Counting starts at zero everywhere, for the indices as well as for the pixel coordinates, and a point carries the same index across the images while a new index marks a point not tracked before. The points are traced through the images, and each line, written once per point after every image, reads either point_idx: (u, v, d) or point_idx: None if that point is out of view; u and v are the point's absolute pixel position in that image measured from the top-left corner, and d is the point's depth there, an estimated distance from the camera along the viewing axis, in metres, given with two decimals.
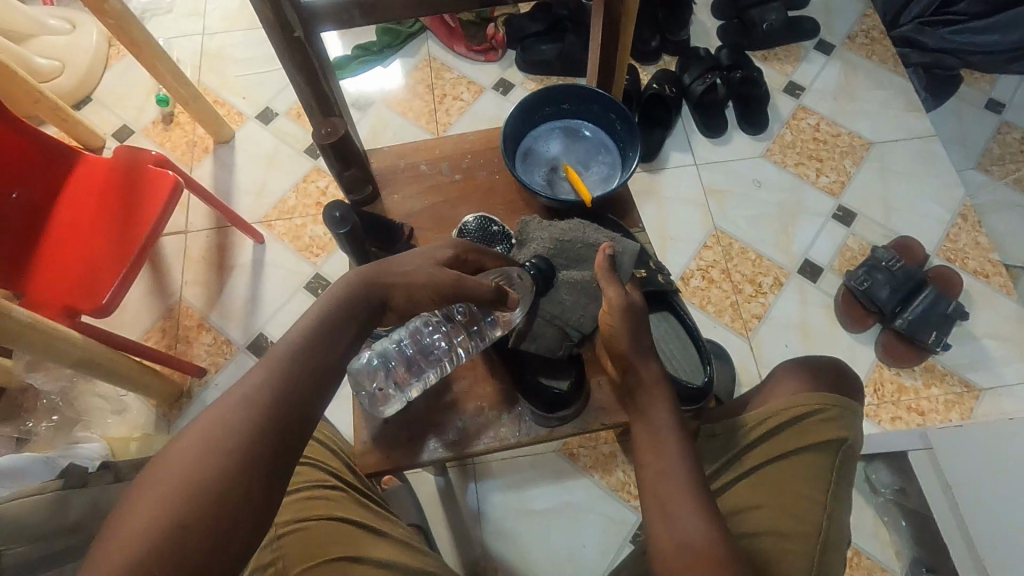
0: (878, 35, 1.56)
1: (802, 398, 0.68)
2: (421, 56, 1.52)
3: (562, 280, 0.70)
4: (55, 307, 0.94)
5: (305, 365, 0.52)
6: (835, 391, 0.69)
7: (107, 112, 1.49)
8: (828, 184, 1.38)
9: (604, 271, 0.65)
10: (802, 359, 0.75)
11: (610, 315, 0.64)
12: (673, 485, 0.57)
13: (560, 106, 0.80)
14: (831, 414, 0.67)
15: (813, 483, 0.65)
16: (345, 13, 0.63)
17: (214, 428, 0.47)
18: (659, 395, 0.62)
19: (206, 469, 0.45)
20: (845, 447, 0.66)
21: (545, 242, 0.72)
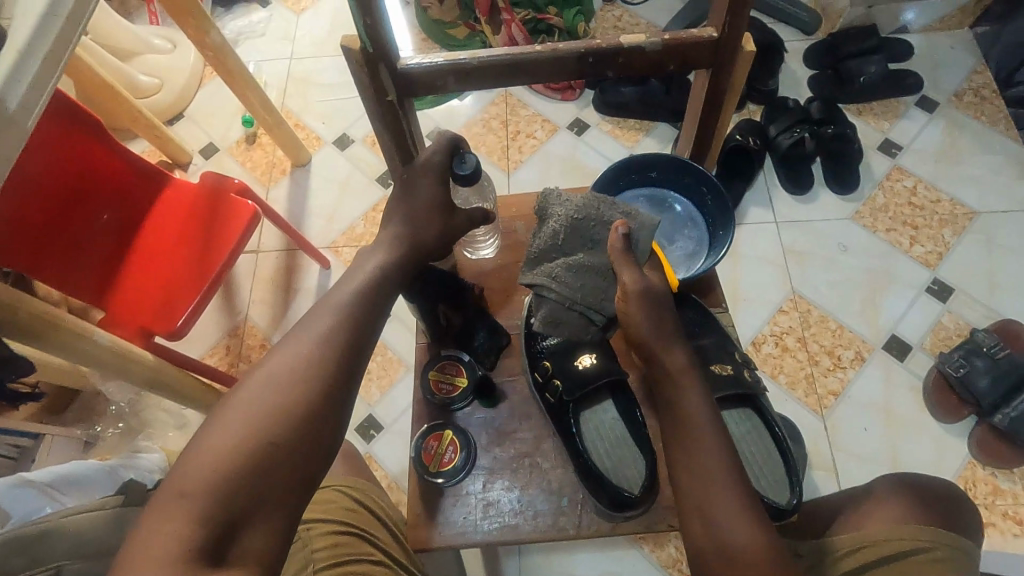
0: (990, 95, 1.44)
1: (911, 530, 0.60)
2: (498, 91, 1.52)
3: (576, 264, 0.62)
4: (133, 328, 0.98)
5: (355, 323, 0.59)
6: (948, 530, 0.62)
7: (196, 129, 1.56)
8: (922, 254, 1.28)
9: (618, 259, 0.60)
10: (907, 481, 0.67)
11: (627, 302, 0.60)
12: (716, 493, 0.55)
13: (647, 174, 0.76)
14: (942, 554, 0.59)
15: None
16: (439, 79, 0.62)
17: (277, 375, 0.54)
18: (688, 384, 0.60)
19: (273, 407, 0.52)
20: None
21: (561, 223, 0.63)
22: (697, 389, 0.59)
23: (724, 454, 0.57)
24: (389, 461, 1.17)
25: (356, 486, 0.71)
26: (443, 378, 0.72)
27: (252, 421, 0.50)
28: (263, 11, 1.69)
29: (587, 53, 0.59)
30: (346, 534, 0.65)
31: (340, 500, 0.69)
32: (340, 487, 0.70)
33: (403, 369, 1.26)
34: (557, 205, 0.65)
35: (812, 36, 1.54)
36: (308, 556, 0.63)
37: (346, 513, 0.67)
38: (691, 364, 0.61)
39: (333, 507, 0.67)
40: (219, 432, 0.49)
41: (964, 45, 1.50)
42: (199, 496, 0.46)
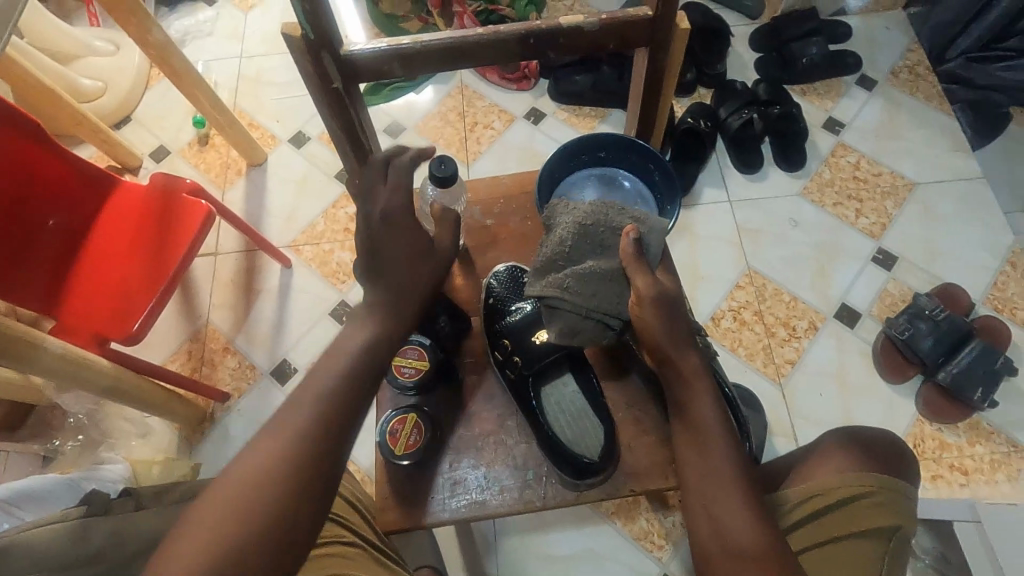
0: (923, 72, 1.51)
1: (855, 479, 0.64)
2: (454, 84, 1.52)
3: (588, 271, 0.64)
4: (87, 335, 0.95)
5: (354, 377, 0.59)
6: (887, 471, 0.66)
7: (145, 132, 1.52)
8: (867, 225, 1.34)
9: (630, 269, 0.63)
10: (849, 430, 0.70)
11: (641, 306, 0.63)
12: (724, 492, 0.59)
13: (596, 154, 0.78)
14: (882, 499, 0.63)
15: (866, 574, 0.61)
16: (384, 65, 0.62)
17: (294, 428, 0.55)
18: (700, 384, 0.64)
19: (290, 461, 0.53)
20: (898, 535, 0.62)
21: (568, 228, 0.66)
22: (707, 393, 0.63)
23: (732, 457, 0.61)
24: (361, 456, 1.17)
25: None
26: (405, 362, 0.73)
27: (269, 476, 0.52)
28: (209, 10, 1.66)
29: (529, 34, 0.60)
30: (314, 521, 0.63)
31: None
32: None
33: None
34: (563, 213, 0.69)
35: (757, 20, 1.58)
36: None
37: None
38: (701, 369, 0.64)
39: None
40: (228, 489, 0.51)
41: (899, 26, 1.57)
42: (195, 560, 0.48)
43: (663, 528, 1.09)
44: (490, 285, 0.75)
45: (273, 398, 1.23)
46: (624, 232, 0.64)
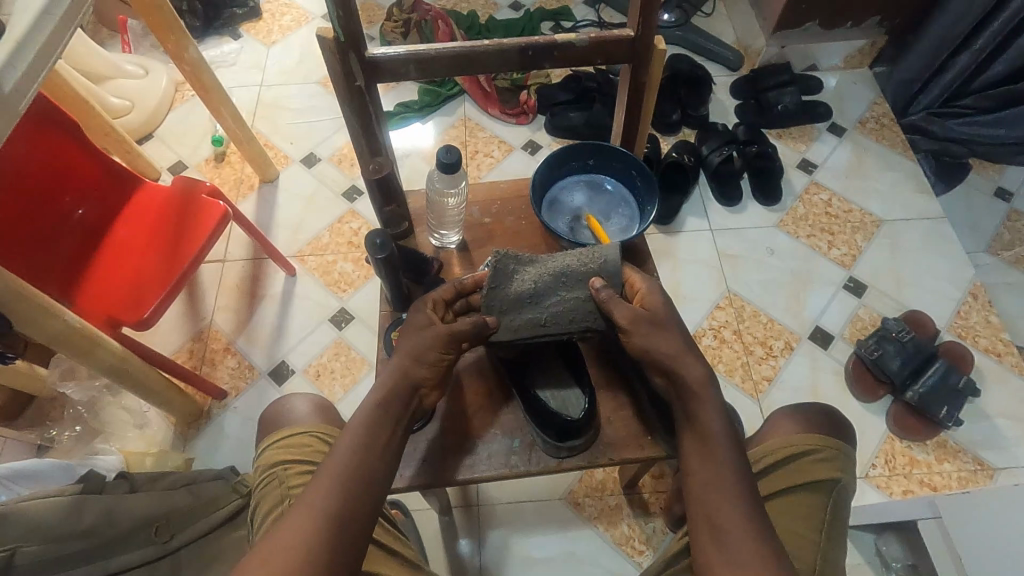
0: (888, 122, 1.65)
1: (799, 437, 0.71)
2: (458, 116, 1.64)
3: (554, 306, 0.72)
4: (101, 317, 1.01)
5: (375, 443, 0.64)
6: (831, 433, 0.72)
7: (165, 148, 1.62)
8: (839, 256, 1.43)
9: (608, 303, 0.70)
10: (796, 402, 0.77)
11: (633, 326, 0.69)
12: (723, 501, 0.63)
13: (585, 162, 0.88)
14: (826, 454, 0.69)
15: (810, 523, 0.66)
16: (403, 68, 0.72)
17: (343, 473, 0.61)
18: (706, 396, 0.68)
19: (346, 504, 0.59)
20: (839, 487, 0.68)
21: (527, 281, 0.72)
22: (715, 408, 0.67)
23: (736, 466, 0.65)
24: None
25: (333, 433, 0.76)
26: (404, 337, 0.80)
27: (327, 515, 0.58)
28: (234, 43, 1.80)
29: (528, 45, 0.71)
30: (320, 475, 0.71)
31: (315, 443, 0.74)
32: (314, 431, 0.75)
33: (367, 368, 1.31)
34: (514, 267, 0.73)
35: (736, 72, 1.74)
36: (284, 492, 0.69)
37: (319, 455, 0.73)
38: (710, 380, 0.68)
39: (309, 450, 0.73)
40: (265, 560, 0.55)
41: (866, 82, 1.73)
42: None
43: (644, 534, 1.11)
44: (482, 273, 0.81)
45: (269, 396, 1.27)
46: (592, 283, 0.71)
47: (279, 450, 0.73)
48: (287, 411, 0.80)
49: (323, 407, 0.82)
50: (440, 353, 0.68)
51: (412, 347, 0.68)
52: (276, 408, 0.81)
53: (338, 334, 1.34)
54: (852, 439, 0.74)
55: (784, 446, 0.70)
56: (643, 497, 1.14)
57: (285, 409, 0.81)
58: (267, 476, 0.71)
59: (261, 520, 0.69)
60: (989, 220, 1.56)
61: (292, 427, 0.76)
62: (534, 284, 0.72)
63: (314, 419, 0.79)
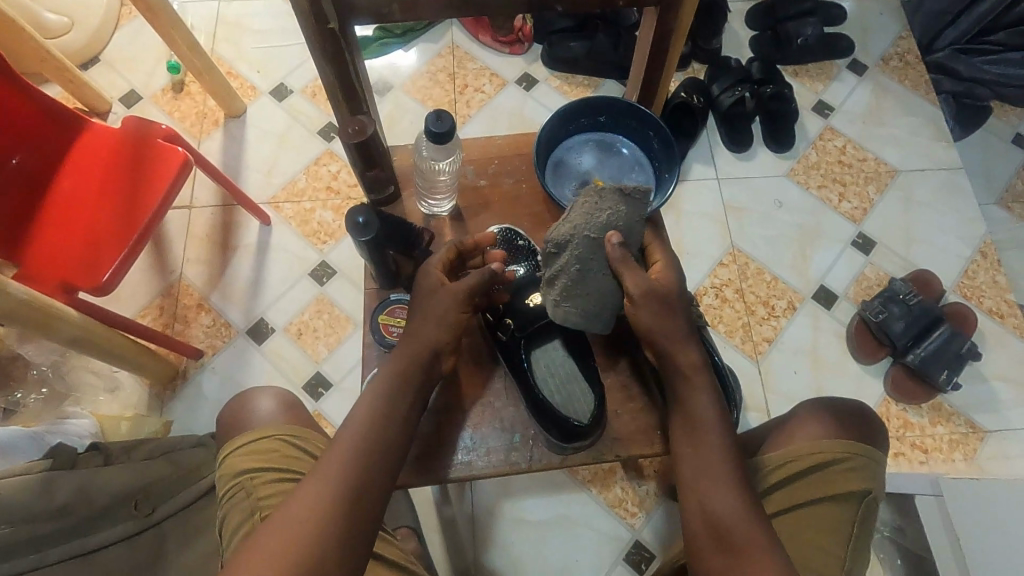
0: (913, 60, 1.53)
1: (829, 443, 0.67)
2: (445, 42, 1.47)
3: (578, 261, 0.66)
4: (52, 282, 0.90)
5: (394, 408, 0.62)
6: (861, 439, 0.69)
7: (114, 75, 1.44)
8: (849, 209, 1.36)
9: (622, 265, 0.65)
10: (825, 399, 0.73)
11: (638, 300, 0.65)
12: (719, 496, 0.60)
13: (596, 118, 0.78)
14: (857, 463, 0.66)
15: (835, 537, 0.63)
16: (384, 8, 0.61)
17: (361, 437, 0.60)
18: (699, 381, 0.65)
19: (356, 470, 0.58)
20: (869, 498, 0.65)
21: (594, 212, 0.67)
22: (707, 398, 0.65)
23: (726, 451, 0.63)
24: (338, 419, 1.16)
25: (298, 433, 0.74)
26: (394, 322, 0.72)
27: (349, 478, 0.57)
28: None
29: None
30: (290, 481, 0.70)
31: (282, 446, 0.73)
32: (281, 434, 0.73)
33: (351, 327, 1.24)
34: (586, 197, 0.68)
35: None
36: (253, 504, 0.69)
37: (288, 458, 0.72)
38: (701, 366, 0.66)
39: (275, 455, 0.72)
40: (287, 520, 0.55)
41: (892, 12, 1.58)
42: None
43: (637, 497, 1.11)
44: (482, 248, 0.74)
45: (248, 356, 1.20)
46: (610, 238, 0.66)
47: (246, 457, 0.72)
48: (253, 411, 0.79)
49: (289, 403, 0.81)
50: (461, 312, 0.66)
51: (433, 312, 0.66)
52: (240, 407, 0.80)
53: (319, 290, 1.26)
54: (884, 442, 0.70)
55: (808, 453, 0.66)
56: (637, 462, 1.13)
57: (251, 408, 0.79)
58: (233, 486, 0.70)
59: (232, 534, 0.68)
60: (1007, 169, 1.48)
61: (258, 431, 0.74)
62: (565, 229, 0.67)
63: (278, 418, 0.78)
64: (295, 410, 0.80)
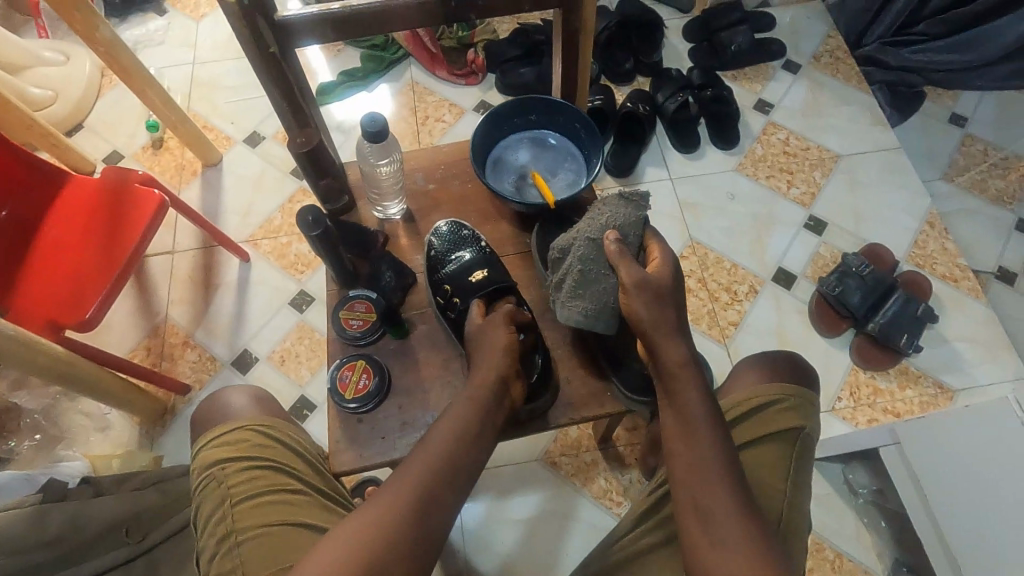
0: (842, 56, 1.63)
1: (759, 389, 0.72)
2: (405, 81, 1.58)
3: (580, 261, 0.73)
4: (40, 322, 0.96)
5: (461, 441, 0.62)
6: (793, 382, 0.74)
7: (97, 139, 1.53)
8: (798, 195, 1.43)
9: (618, 257, 0.71)
10: (762, 353, 0.79)
11: (631, 293, 0.70)
12: (711, 484, 0.62)
13: (525, 117, 0.86)
14: (791, 404, 0.70)
15: (780, 476, 0.68)
16: (321, 30, 0.69)
17: (424, 472, 0.59)
18: (686, 376, 0.68)
19: (414, 512, 0.57)
20: (805, 435, 0.69)
21: (594, 218, 0.75)
22: (698, 396, 0.67)
23: (715, 441, 0.64)
24: (324, 439, 1.19)
25: (268, 423, 0.79)
26: (354, 316, 0.77)
27: (406, 517, 0.56)
28: (160, 19, 1.69)
29: None
30: (260, 468, 0.75)
31: (252, 437, 0.78)
32: (252, 426, 0.78)
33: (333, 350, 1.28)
34: (596, 209, 0.76)
35: (688, 14, 1.69)
36: (225, 492, 0.74)
37: (257, 449, 0.77)
38: (689, 363, 0.68)
39: (246, 445, 0.77)
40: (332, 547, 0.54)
41: (818, 15, 1.70)
42: None
43: (621, 486, 1.13)
44: (431, 243, 0.79)
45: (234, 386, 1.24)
46: (608, 235, 0.72)
47: (219, 447, 0.77)
48: (225, 407, 0.83)
49: (260, 398, 0.85)
50: (506, 333, 0.70)
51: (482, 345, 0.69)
52: (212, 402, 0.84)
53: (299, 317, 1.31)
54: (815, 382, 0.76)
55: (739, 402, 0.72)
56: (618, 451, 1.15)
57: (222, 404, 0.84)
58: (205, 476, 0.75)
59: (206, 522, 0.74)
60: (946, 144, 1.55)
61: (230, 422, 0.79)
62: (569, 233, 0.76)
63: (249, 411, 0.83)
64: (266, 406, 0.84)
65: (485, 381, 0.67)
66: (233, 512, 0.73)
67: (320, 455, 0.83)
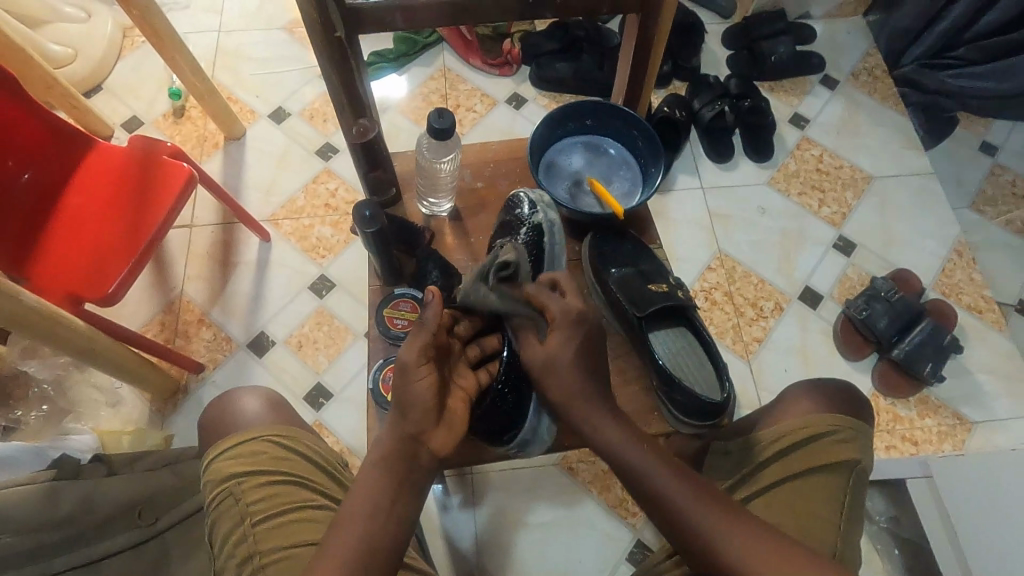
0: (881, 75, 1.61)
1: (815, 418, 0.74)
2: (437, 66, 1.54)
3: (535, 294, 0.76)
4: (60, 294, 0.93)
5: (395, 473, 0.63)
6: (847, 414, 0.76)
7: (117, 102, 1.48)
8: (829, 214, 1.42)
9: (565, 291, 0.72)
10: (814, 381, 0.81)
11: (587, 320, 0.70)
12: (701, 511, 0.62)
13: (583, 122, 0.87)
14: (845, 436, 0.73)
15: (830, 505, 0.69)
16: (388, 15, 0.67)
17: (365, 510, 0.61)
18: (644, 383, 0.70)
19: (368, 547, 0.60)
20: (858, 468, 0.72)
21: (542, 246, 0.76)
22: (637, 443, 0.66)
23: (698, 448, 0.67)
24: (339, 428, 1.17)
25: (285, 433, 0.78)
26: (398, 314, 0.78)
27: (357, 552, 0.59)
28: None
29: None
30: (280, 484, 0.74)
31: (270, 448, 0.77)
32: (270, 436, 0.77)
33: (351, 338, 1.26)
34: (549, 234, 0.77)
35: (728, 20, 1.66)
36: (242, 510, 0.72)
37: (275, 461, 0.76)
38: (608, 413, 0.68)
39: (265, 458, 0.76)
40: None
41: (859, 31, 1.67)
42: None
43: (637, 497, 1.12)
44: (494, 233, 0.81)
45: (249, 368, 1.22)
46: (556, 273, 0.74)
47: (235, 461, 0.75)
48: (238, 413, 0.81)
49: (273, 401, 0.84)
50: (426, 376, 0.64)
51: (400, 398, 0.64)
52: (225, 406, 0.82)
53: (319, 303, 1.28)
54: (869, 419, 0.78)
55: (796, 429, 0.74)
56: None
57: (234, 407, 0.82)
58: (221, 493, 0.73)
59: (223, 541, 0.72)
60: (977, 173, 1.54)
61: (244, 433, 0.78)
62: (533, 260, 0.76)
63: (266, 418, 0.81)
64: (281, 412, 0.83)
65: (409, 430, 0.64)
66: (253, 533, 0.71)
67: (341, 463, 0.82)
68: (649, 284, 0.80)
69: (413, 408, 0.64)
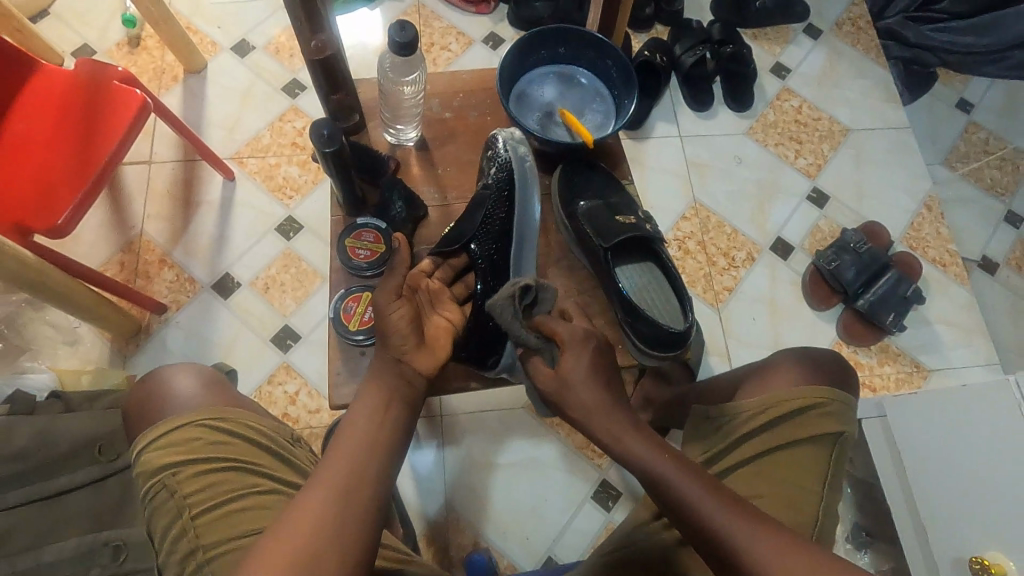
0: (864, 26, 1.58)
1: (805, 390, 0.74)
2: (410, 2, 1.47)
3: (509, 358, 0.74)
4: (6, 223, 0.88)
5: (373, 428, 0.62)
6: (831, 384, 0.76)
7: (65, 29, 1.39)
8: (805, 165, 1.41)
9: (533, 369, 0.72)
10: (800, 350, 0.81)
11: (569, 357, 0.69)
12: (685, 485, 0.62)
13: (555, 50, 0.86)
14: (832, 407, 0.74)
15: (813, 477, 0.71)
16: None
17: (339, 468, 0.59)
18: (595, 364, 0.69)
19: (342, 502, 0.57)
20: (841, 437, 0.73)
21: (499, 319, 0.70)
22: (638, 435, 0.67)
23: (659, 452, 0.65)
24: (307, 370, 1.16)
25: (217, 416, 0.74)
26: (359, 245, 0.79)
27: (325, 509, 0.56)
28: None
29: None
30: (221, 472, 0.71)
31: (204, 434, 0.73)
32: (203, 420, 0.73)
33: (319, 281, 1.23)
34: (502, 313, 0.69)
35: None
36: (181, 502, 0.69)
37: (210, 448, 0.72)
38: (603, 402, 0.68)
39: (199, 444, 0.72)
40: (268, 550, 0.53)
41: None
42: None
43: None
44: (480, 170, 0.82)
45: (214, 310, 1.19)
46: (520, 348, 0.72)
47: (166, 451, 0.71)
48: (169, 393, 0.77)
49: (208, 381, 0.79)
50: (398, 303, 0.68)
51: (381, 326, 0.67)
52: (156, 386, 0.78)
53: (286, 245, 1.25)
54: (851, 386, 0.79)
55: (782, 402, 0.74)
56: None
57: (165, 389, 0.77)
58: (158, 485, 0.70)
59: (166, 534, 0.70)
60: (954, 129, 1.53)
61: (172, 420, 0.73)
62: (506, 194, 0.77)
63: (199, 397, 0.77)
64: (215, 390, 0.78)
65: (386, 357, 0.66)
66: (195, 526, 0.69)
67: (292, 437, 0.79)
68: (617, 215, 0.80)
69: (390, 335, 0.67)
